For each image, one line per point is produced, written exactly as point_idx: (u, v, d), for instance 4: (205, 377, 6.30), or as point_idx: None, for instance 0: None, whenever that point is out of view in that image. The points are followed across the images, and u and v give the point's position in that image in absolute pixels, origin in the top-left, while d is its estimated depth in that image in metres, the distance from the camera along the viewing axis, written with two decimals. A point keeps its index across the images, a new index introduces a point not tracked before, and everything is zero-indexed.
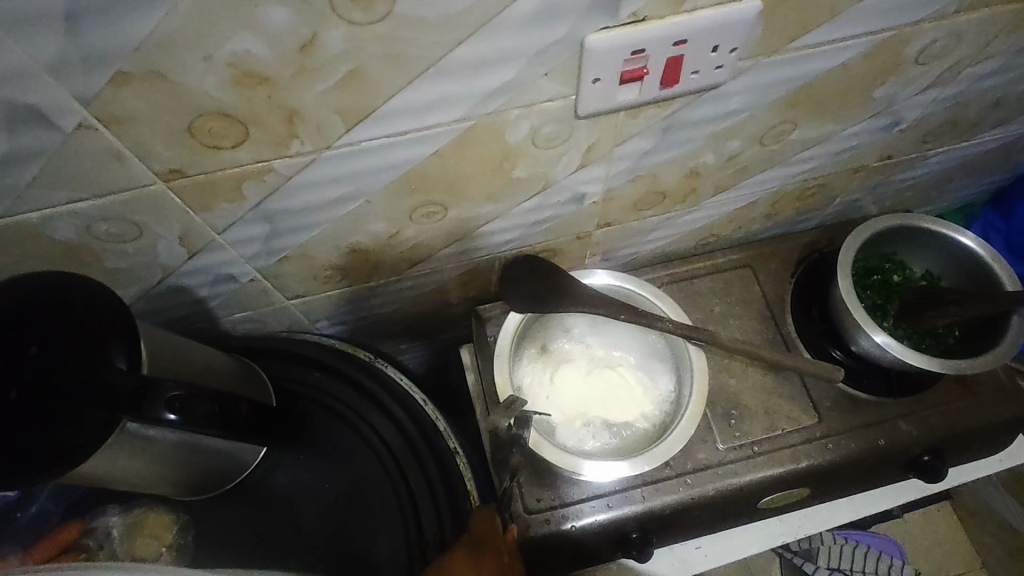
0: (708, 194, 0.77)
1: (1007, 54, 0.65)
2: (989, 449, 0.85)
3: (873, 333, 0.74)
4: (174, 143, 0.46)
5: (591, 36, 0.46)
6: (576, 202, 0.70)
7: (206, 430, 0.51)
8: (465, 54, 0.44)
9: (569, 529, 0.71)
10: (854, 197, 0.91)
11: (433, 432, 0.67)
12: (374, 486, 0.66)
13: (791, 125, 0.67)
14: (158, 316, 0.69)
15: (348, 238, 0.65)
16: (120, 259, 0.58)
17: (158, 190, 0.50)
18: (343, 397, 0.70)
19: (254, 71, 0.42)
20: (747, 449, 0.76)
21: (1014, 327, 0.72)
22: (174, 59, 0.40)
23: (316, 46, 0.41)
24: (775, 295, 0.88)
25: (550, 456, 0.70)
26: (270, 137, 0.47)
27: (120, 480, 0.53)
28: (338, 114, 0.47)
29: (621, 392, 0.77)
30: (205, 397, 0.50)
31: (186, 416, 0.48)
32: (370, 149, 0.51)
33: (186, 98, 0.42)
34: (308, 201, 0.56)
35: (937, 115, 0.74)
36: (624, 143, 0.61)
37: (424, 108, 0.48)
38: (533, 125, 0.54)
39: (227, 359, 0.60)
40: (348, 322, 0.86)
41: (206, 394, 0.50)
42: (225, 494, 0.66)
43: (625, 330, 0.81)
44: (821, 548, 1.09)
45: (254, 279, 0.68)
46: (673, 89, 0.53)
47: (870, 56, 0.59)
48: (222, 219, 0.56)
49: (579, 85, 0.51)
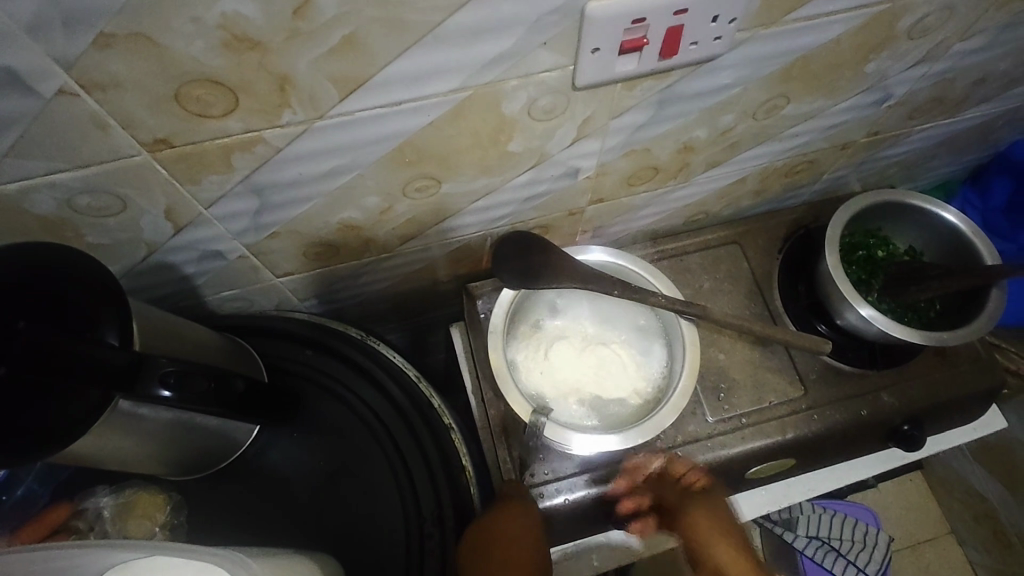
0: (699, 170, 0.77)
1: (995, 29, 0.66)
2: (965, 418, 0.88)
3: (859, 306, 0.76)
4: (161, 111, 0.44)
5: (591, 4, 0.45)
6: (569, 176, 0.70)
7: (201, 408, 0.49)
8: (463, 21, 0.43)
9: (562, 502, 0.72)
10: (840, 174, 0.92)
11: (428, 407, 0.67)
12: (370, 463, 0.66)
13: (783, 100, 0.67)
14: (141, 294, 0.67)
15: (340, 213, 0.63)
16: (102, 234, 0.56)
17: (144, 161, 0.48)
18: (335, 374, 0.69)
19: (245, 35, 0.40)
20: (734, 422, 0.78)
21: (992, 299, 0.74)
22: (161, 21, 0.38)
23: (310, 9, 0.39)
24: (762, 271, 0.89)
25: (543, 430, 0.70)
26: (261, 105, 0.46)
27: (111, 460, 0.51)
28: (332, 82, 0.45)
29: (613, 368, 0.77)
30: (201, 373, 0.48)
31: (181, 392, 0.46)
32: (364, 120, 0.50)
33: (173, 63, 0.41)
34: (299, 174, 0.55)
35: (925, 91, 0.74)
36: (620, 117, 0.61)
37: (420, 76, 0.47)
38: (530, 96, 0.53)
39: (218, 337, 0.58)
40: (337, 301, 0.85)
41: (202, 370, 0.49)
42: (217, 473, 0.65)
43: (617, 307, 0.82)
44: (800, 517, 1.14)
45: (242, 255, 0.66)
46: (671, 60, 0.53)
47: (864, 30, 0.59)
48: (209, 193, 0.54)
49: (578, 54, 0.50)
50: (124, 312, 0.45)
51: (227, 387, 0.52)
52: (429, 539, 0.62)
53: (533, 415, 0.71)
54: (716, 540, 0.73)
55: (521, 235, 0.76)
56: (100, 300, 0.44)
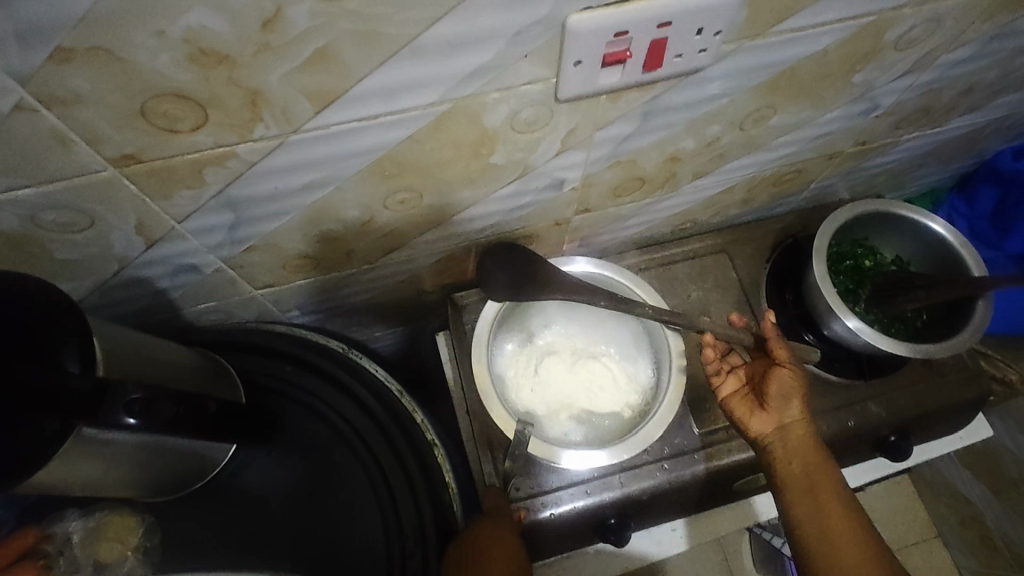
0: (686, 180, 0.77)
1: (982, 40, 0.66)
2: (952, 427, 0.88)
3: (845, 317, 0.75)
4: (127, 126, 0.42)
5: (572, 17, 0.44)
6: (555, 188, 0.69)
7: (170, 432, 0.49)
8: (440, 34, 0.42)
9: (548, 516, 0.71)
10: (828, 182, 0.92)
11: (410, 423, 0.66)
12: (350, 482, 0.64)
13: (771, 111, 0.66)
14: (116, 309, 0.65)
15: (320, 226, 0.62)
16: (70, 250, 0.54)
17: (111, 176, 0.47)
18: (315, 389, 0.68)
19: (212, 49, 0.38)
20: (724, 434, 0.77)
21: (979, 310, 0.74)
22: (123, 35, 0.36)
23: (279, 22, 0.38)
24: (750, 281, 0.88)
25: (528, 444, 0.70)
26: (232, 120, 0.44)
27: (78, 487, 0.49)
28: (306, 96, 0.44)
29: (603, 381, 0.76)
30: (168, 398, 0.48)
31: (147, 419, 0.46)
32: (340, 133, 0.49)
33: (138, 77, 0.39)
34: (274, 188, 0.53)
35: (911, 101, 0.74)
36: (605, 128, 0.60)
37: (399, 89, 0.46)
38: (512, 109, 0.52)
39: (190, 356, 0.57)
40: (320, 312, 0.83)
41: (169, 395, 0.48)
42: (193, 495, 0.64)
43: (605, 315, 0.80)
44: None
45: (218, 268, 0.65)
46: (656, 72, 0.52)
47: (850, 41, 0.59)
48: (181, 208, 0.53)
49: (560, 67, 0.49)
50: (66, 323, 0.42)
51: (196, 412, 0.52)
52: (410, 560, 0.61)
53: (518, 430, 0.70)
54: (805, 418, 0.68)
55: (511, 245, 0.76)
56: (59, 321, 0.41)
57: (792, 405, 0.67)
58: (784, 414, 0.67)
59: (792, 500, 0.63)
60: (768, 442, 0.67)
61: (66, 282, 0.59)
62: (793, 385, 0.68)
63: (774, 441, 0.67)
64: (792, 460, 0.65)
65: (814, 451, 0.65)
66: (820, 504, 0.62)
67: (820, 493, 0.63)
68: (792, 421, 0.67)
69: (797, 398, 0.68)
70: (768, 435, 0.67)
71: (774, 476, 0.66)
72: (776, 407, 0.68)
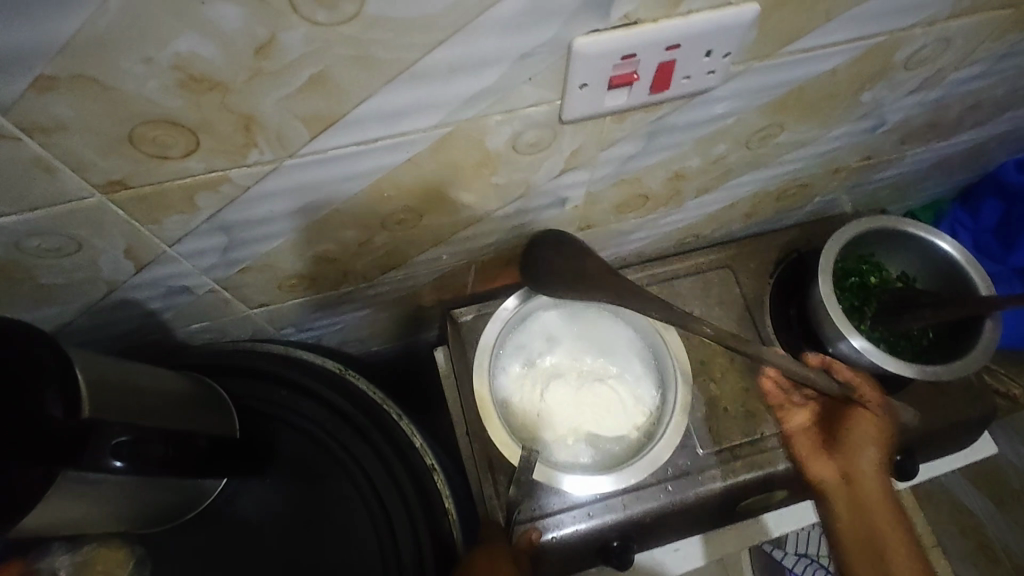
0: (690, 196, 0.75)
1: (992, 58, 0.65)
2: (957, 445, 0.86)
3: (850, 337, 0.74)
4: (114, 153, 0.41)
5: (578, 40, 0.42)
6: (557, 206, 0.67)
7: (161, 475, 0.47)
8: (442, 58, 0.40)
9: (551, 539, 0.69)
10: (831, 196, 0.91)
11: (409, 449, 0.64)
12: (348, 510, 0.63)
13: (777, 129, 0.65)
14: (105, 330, 0.63)
15: (316, 247, 0.60)
16: (56, 274, 0.52)
17: (98, 203, 0.45)
18: (311, 415, 0.66)
19: (203, 75, 0.37)
20: (727, 455, 0.75)
21: (986, 331, 0.73)
22: (108, 63, 0.34)
23: (273, 48, 0.36)
24: (753, 296, 0.87)
25: (534, 472, 0.70)
26: (224, 145, 0.42)
27: (63, 526, 0.47)
28: (301, 121, 0.42)
29: (610, 404, 0.75)
30: (157, 438, 0.46)
31: (135, 462, 0.44)
32: (338, 158, 0.47)
33: (125, 104, 0.37)
34: (268, 212, 0.52)
35: (919, 117, 0.73)
36: (609, 148, 0.58)
37: (397, 113, 0.44)
38: (515, 131, 0.51)
39: (179, 385, 0.55)
40: (315, 330, 0.81)
41: (158, 435, 0.46)
42: (185, 523, 0.62)
43: (610, 333, 0.79)
44: None
45: (211, 289, 0.63)
46: (663, 94, 0.50)
47: (860, 61, 0.57)
48: (171, 231, 0.51)
49: (565, 89, 0.47)
50: (45, 359, 0.40)
51: (189, 449, 0.50)
52: None
53: (523, 456, 0.69)
54: (867, 455, 0.72)
55: (553, 234, 0.69)
56: (40, 367, 0.39)
57: (869, 454, 0.72)
58: (855, 465, 0.72)
59: (854, 545, 0.71)
60: (830, 489, 0.73)
61: (53, 306, 0.57)
62: (874, 433, 0.72)
63: (839, 487, 0.73)
64: (858, 517, 0.72)
65: (883, 498, 0.71)
66: (877, 538, 0.70)
67: (885, 532, 0.70)
68: (861, 471, 0.72)
69: (872, 448, 0.72)
70: (832, 481, 0.73)
71: (831, 523, 0.73)
72: (842, 456, 0.73)
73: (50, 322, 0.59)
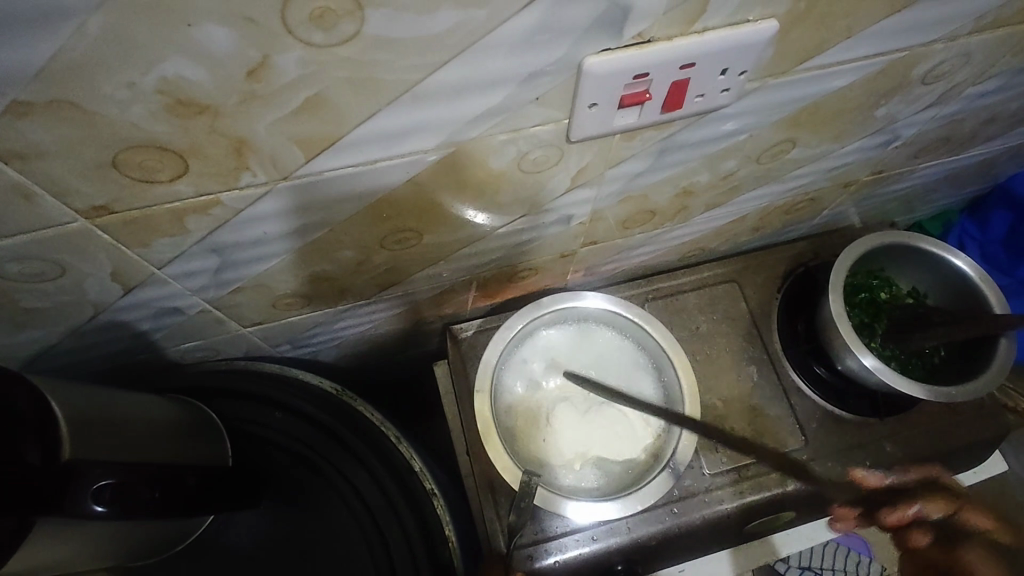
0: (697, 211, 0.73)
1: (1010, 72, 0.63)
2: (968, 464, 0.85)
3: (862, 355, 0.72)
4: (97, 178, 0.38)
5: (589, 59, 0.40)
6: (562, 223, 0.65)
7: (148, 519, 0.45)
8: (445, 79, 0.38)
9: (551, 565, 0.67)
10: (839, 209, 0.89)
11: (408, 472, 0.62)
12: (342, 538, 0.61)
13: (789, 145, 0.63)
14: (92, 352, 0.61)
15: (311, 266, 0.58)
16: (39, 298, 0.50)
17: (82, 228, 0.43)
18: (307, 439, 0.64)
19: (191, 99, 0.35)
20: (733, 476, 0.73)
21: (1002, 350, 0.71)
22: (90, 87, 0.32)
23: (266, 70, 0.34)
24: (761, 311, 0.85)
25: (535, 496, 0.67)
26: (214, 169, 0.40)
27: (45, 568, 0.45)
28: (296, 144, 0.40)
29: (617, 426, 0.72)
30: (144, 480, 0.44)
31: (118, 507, 0.42)
32: (335, 179, 0.45)
33: (108, 129, 0.35)
34: (260, 233, 0.49)
35: (933, 131, 0.71)
36: (617, 166, 0.56)
37: (397, 135, 0.42)
38: (519, 150, 0.49)
39: (165, 413, 0.53)
40: (311, 346, 0.79)
41: (145, 476, 0.44)
42: (179, 553, 0.61)
43: (617, 352, 0.77)
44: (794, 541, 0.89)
45: (203, 310, 0.60)
46: (674, 113, 0.48)
47: (877, 76, 0.55)
48: (161, 254, 0.48)
49: (573, 109, 0.45)
50: (22, 408, 0.38)
51: (177, 486, 0.48)
52: None
53: (523, 480, 0.67)
54: None
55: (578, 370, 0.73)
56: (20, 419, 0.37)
57: None
58: None
59: None
60: None
61: (37, 330, 0.55)
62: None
63: None
64: None
65: None
66: None
67: None
68: None
69: None
70: None
71: None
72: None
73: (35, 345, 0.57)
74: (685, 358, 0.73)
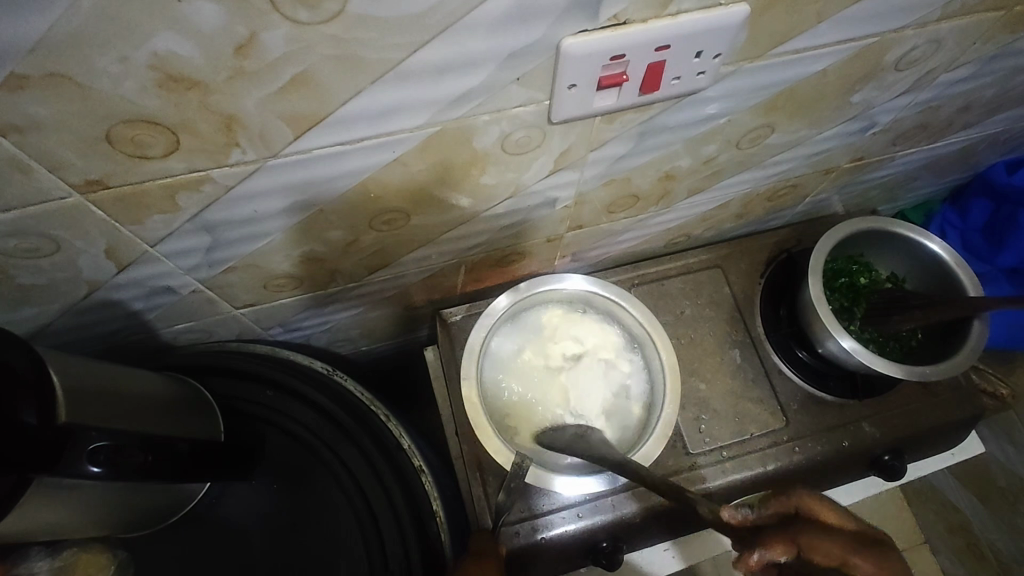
0: (681, 196, 0.75)
1: (982, 60, 0.64)
2: (945, 444, 0.87)
3: (840, 337, 0.74)
4: (90, 153, 0.40)
5: (567, 40, 0.42)
6: (548, 206, 0.67)
7: (139, 481, 0.48)
8: (427, 58, 0.40)
9: (541, 540, 0.69)
10: (822, 196, 0.91)
11: (397, 449, 0.64)
12: (332, 512, 0.63)
13: (767, 129, 0.65)
14: (86, 332, 0.63)
15: (301, 247, 0.59)
16: (35, 275, 0.52)
17: (77, 203, 0.44)
18: (297, 417, 0.66)
19: (181, 74, 0.36)
20: (716, 455, 0.77)
21: (975, 332, 0.73)
22: (83, 61, 0.33)
23: (254, 46, 0.35)
24: (744, 296, 0.86)
25: (527, 475, 0.68)
26: (206, 145, 0.42)
27: (43, 531, 0.47)
28: (284, 120, 0.41)
29: (604, 380, 0.75)
30: (137, 444, 0.47)
31: (111, 468, 0.45)
32: (322, 157, 0.46)
33: (103, 104, 0.36)
34: (251, 211, 0.51)
35: (910, 118, 0.73)
36: (599, 148, 0.58)
37: (382, 114, 0.43)
38: (503, 131, 0.50)
39: (163, 386, 0.55)
40: (302, 329, 0.80)
41: (138, 441, 0.47)
42: (171, 526, 0.62)
43: (580, 322, 0.77)
44: None
45: (196, 289, 0.62)
46: (652, 95, 0.50)
47: (850, 62, 0.57)
48: (153, 231, 0.50)
49: (553, 90, 0.47)
50: (22, 371, 0.39)
51: (167, 453, 0.50)
52: None
53: (517, 461, 0.68)
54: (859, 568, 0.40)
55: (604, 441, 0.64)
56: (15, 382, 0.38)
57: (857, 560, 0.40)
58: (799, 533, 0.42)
59: None
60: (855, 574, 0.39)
61: (32, 307, 0.56)
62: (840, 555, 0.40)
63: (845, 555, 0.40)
64: None
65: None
66: None
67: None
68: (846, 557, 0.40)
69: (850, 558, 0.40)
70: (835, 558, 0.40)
71: None
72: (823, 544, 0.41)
73: (29, 322, 0.58)
74: (666, 336, 0.75)
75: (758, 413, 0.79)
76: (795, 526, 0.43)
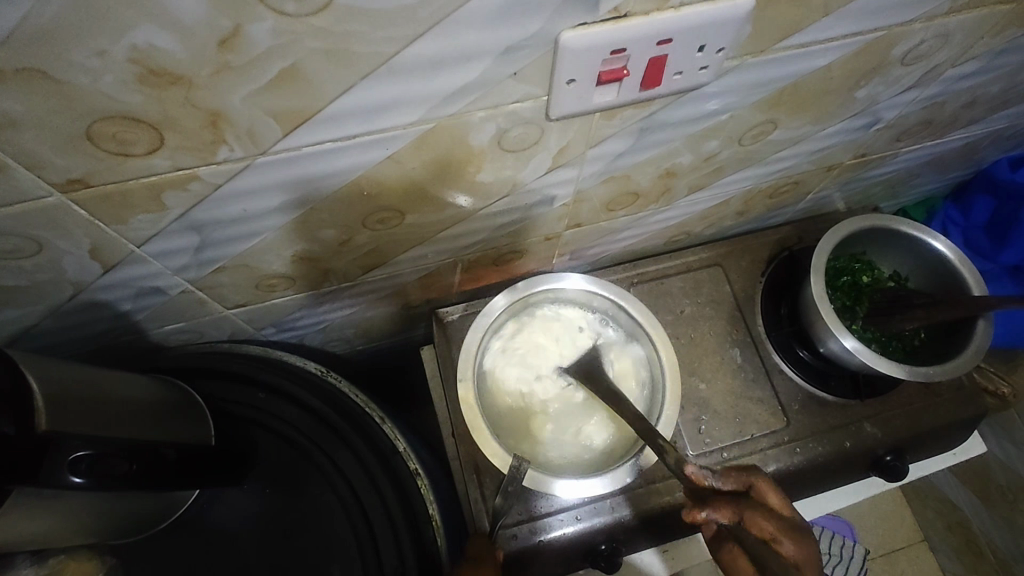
0: (681, 194, 0.73)
1: (989, 55, 0.63)
2: (948, 444, 0.86)
3: (842, 337, 0.73)
4: (72, 151, 0.38)
5: (565, 34, 0.40)
6: (546, 204, 0.65)
7: (126, 490, 0.47)
8: (420, 52, 0.38)
9: (538, 543, 0.68)
10: (824, 193, 0.89)
11: (392, 452, 0.63)
12: (326, 515, 0.62)
13: (771, 125, 0.63)
14: (73, 334, 0.61)
15: (293, 247, 0.58)
16: (18, 276, 0.50)
17: (58, 202, 0.42)
18: (290, 419, 0.65)
19: (163, 69, 0.34)
20: (715, 456, 0.76)
21: (978, 331, 0.72)
22: (58, 55, 0.32)
23: (239, 39, 0.34)
24: (745, 295, 0.85)
25: (525, 479, 0.67)
26: (191, 142, 0.40)
27: (26, 541, 0.46)
28: (272, 116, 0.40)
29: (529, 330, 0.75)
30: (122, 453, 0.46)
31: (94, 479, 0.43)
32: (312, 155, 0.45)
33: (82, 100, 0.35)
34: (240, 211, 0.49)
35: (914, 114, 0.71)
36: (597, 146, 0.56)
37: (374, 110, 0.42)
38: (500, 127, 0.49)
39: (152, 389, 0.54)
40: (296, 329, 0.79)
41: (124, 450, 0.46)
42: (163, 531, 0.61)
43: (502, 343, 0.75)
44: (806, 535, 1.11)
45: (186, 290, 0.60)
46: (653, 91, 0.48)
47: (855, 57, 0.56)
48: (139, 231, 0.48)
49: (552, 85, 0.45)
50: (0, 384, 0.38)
51: (155, 461, 0.49)
52: None
53: (514, 465, 0.66)
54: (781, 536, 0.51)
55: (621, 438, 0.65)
56: None
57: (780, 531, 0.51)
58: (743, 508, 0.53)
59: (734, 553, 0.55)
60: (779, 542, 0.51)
61: (15, 309, 0.55)
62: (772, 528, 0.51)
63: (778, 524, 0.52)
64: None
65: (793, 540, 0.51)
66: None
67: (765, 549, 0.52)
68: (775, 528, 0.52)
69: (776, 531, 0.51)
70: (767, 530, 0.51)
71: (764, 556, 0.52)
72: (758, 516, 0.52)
73: (14, 324, 0.57)
74: (666, 336, 0.73)
75: (759, 413, 0.78)
76: (744, 501, 0.54)
